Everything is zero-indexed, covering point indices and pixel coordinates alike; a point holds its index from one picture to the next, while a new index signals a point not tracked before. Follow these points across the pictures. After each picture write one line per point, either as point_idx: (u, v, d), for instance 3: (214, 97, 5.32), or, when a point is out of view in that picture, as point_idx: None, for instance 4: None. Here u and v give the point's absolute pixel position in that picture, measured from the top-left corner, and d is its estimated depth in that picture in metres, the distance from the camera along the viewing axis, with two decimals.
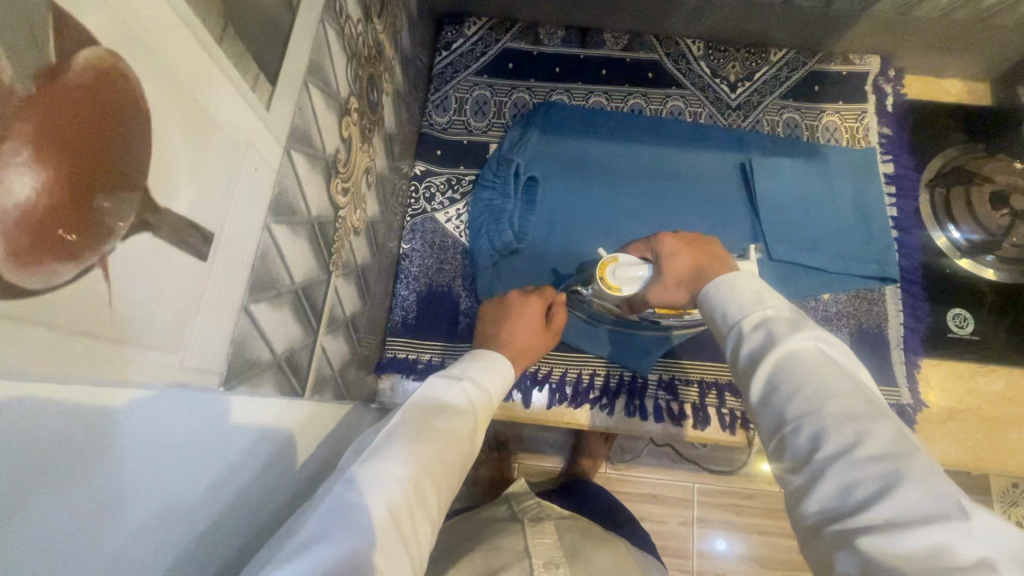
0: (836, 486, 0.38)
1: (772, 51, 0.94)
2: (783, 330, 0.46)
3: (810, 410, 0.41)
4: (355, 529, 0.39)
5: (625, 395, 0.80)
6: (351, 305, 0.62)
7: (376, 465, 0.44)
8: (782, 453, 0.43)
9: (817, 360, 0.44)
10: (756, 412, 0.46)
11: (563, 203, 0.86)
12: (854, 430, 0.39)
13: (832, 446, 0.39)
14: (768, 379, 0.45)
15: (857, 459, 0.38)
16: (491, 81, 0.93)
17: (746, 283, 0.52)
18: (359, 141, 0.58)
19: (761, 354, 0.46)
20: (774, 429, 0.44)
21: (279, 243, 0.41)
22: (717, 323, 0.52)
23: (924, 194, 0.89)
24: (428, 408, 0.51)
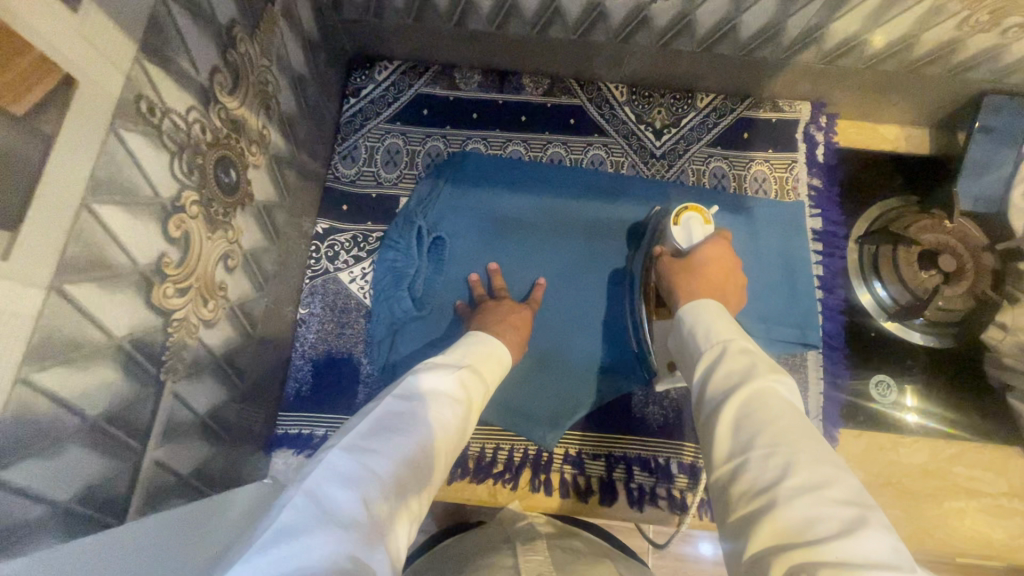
0: (799, 514, 0.36)
1: (699, 95, 0.90)
2: (763, 367, 0.46)
3: (782, 442, 0.40)
4: (344, 518, 0.38)
5: (531, 469, 0.77)
6: (208, 400, 0.58)
7: (364, 455, 0.43)
8: (743, 483, 0.40)
9: (781, 399, 0.44)
10: (718, 438, 0.44)
11: (474, 262, 0.82)
12: (826, 472, 0.38)
13: (799, 481, 0.38)
14: (737, 408, 0.44)
15: (825, 497, 0.36)
16: (403, 129, 0.88)
17: (723, 319, 0.54)
18: (206, 230, 0.53)
19: (740, 383, 0.46)
20: (732, 454, 0.42)
21: (53, 389, 0.37)
22: (692, 343, 0.54)
23: (853, 250, 0.85)
24: (423, 397, 0.52)
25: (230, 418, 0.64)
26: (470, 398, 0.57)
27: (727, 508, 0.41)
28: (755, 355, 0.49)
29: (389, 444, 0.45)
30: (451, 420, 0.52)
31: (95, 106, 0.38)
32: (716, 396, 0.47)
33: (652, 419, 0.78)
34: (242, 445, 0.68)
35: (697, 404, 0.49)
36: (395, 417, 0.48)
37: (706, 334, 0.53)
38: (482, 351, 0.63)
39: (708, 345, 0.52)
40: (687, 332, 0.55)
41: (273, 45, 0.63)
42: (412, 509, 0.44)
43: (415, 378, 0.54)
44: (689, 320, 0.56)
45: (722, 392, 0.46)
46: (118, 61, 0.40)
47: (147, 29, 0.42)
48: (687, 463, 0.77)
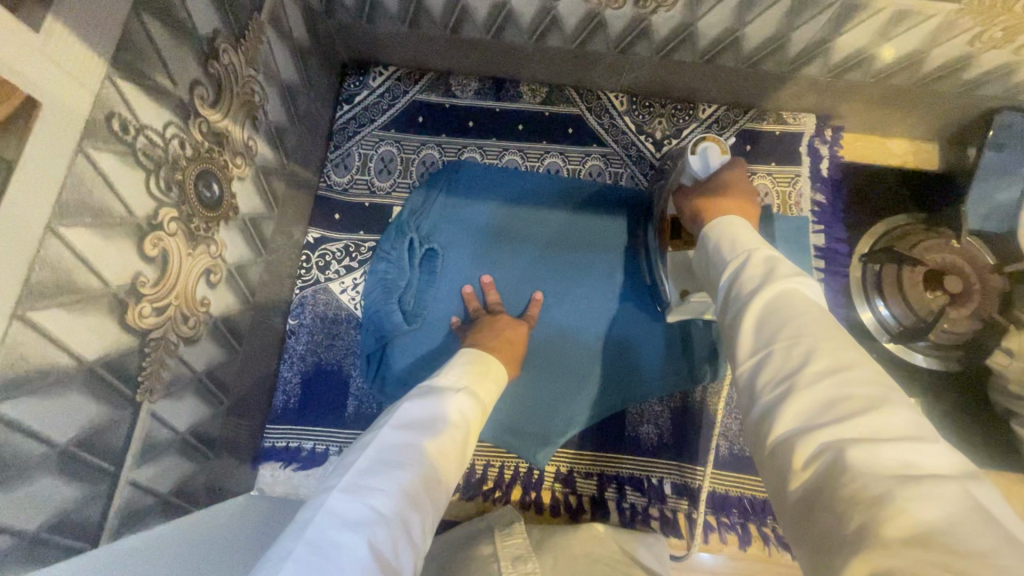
0: (821, 398, 0.34)
1: (701, 106, 0.87)
2: (787, 269, 0.44)
3: (806, 333, 0.38)
4: (348, 566, 0.36)
5: (521, 488, 0.75)
6: (189, 417, 0.57)
7: (365, 497, 0.42)
8: (767, 370, 0.38)
9: (806, 298, 0.42)
10: (740, 339, 0.41)
11: (467, 275, 0.81)
12: (849, 356, 0.35)
13: (821, 365, 0.35)
14: (762, 308, 0.42)
15: (850, 378, 0.34)
16: (397, 136, 0.86)
17: (744, 233, 0.52)
18: (186, 247, 0.52)
19: (763, 283, 0.43)
20: (754, 350, 0.40)
21: (17, 418, 0.36)
22: (715, 257, 0.52)
23: (856, 269, 0.83)
24: (422, 425, 0.50)
25: (213, 433, 0.63)
26: (471, 421, 0.55)
27: (750, 398, 0.38)
28: (783, 261, 0.45)
29: (389, 480, 0.44)
30: (452, 444, 0.51)
31: (61, 129, 0.37)
32: (740, 300, 0.44)
33: (646, 438, 0.76)
34: (226, 460, 0.67)
35: (723, 310, 0.47)
36: (394, 451, 0.47)
37: (732, 248, 0.51)
38: (479, 366, 0.62)
39: (732, 256, 0.49)
40: (713, 248, 0.53)
41: (260, 54, 0.62)
42: (419, 544, 0.43)
43: (414, 405, 0.52)
44: (717, 235, 0.54)
45: (744, 296, 0.44)
46: (86, 80, 0.39)
47: (120, 45, 0.41)
48: (682, 483, 0.75)
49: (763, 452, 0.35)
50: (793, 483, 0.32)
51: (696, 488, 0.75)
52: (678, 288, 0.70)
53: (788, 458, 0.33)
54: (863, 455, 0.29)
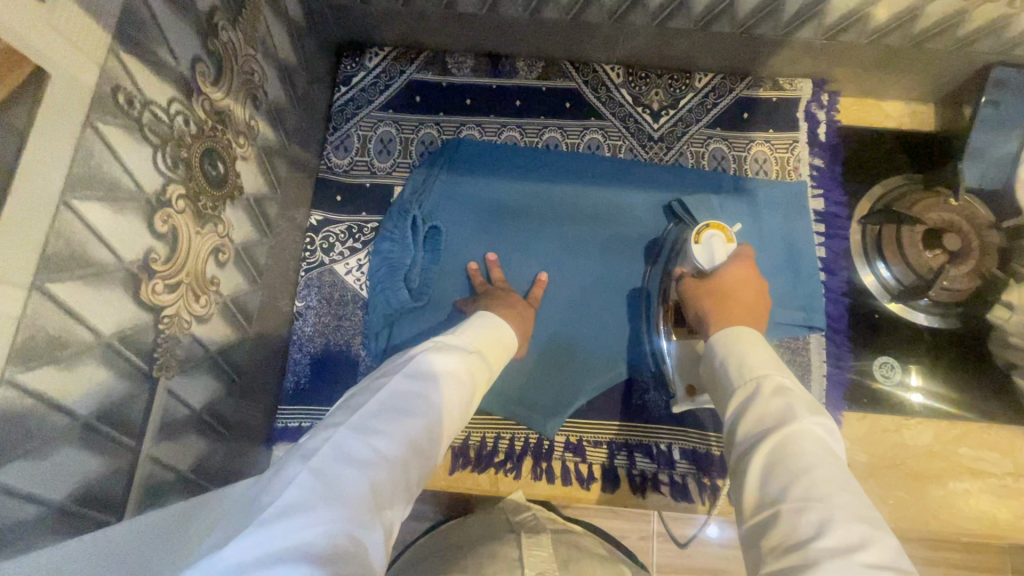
0: (833, 573, 0.34)
1: (697, 75, 0.87)
2: (799, 408, 0.46)
3: (817, 497, 0.40)
4: (349, 497, 0.38)
5: (532, 459, 0.76)
6: (204, 398, 0.58)
7: (372, 436, 0.42)
8: (773, 530, 0.40)
9: (818, 447, 0.43)
10: (750, 486, 0.44)
11: (469, 252, 0.81)
12: (861, 532, 0.37)
13: (833, 540, 0.37)
14: (773, 455, 0.44)
15: (861, 559, 0.35)
16: (395, 117, 0.86)
17: (756, 358, 0.54)
18: (194, 225, 0.52)
19: (775, 426, 0.45)
20: (764, 505, 0.42)
21: (42, 388, 0.37)
22: (726, 383, 0.54)
23: (856, 231, 0.84)
24: (433, 378, 0.51)
25: (227, 413, 0.64)
26: (477, 383, 0.56)
27: (759, 559, 0.40)
28: (791, 396, 0.48)
29: (396, 425, 0.44)
30: (457, 402, 0.52)
31: (70, 99, 0.37)
32: (750, 442, 0.46)
33: (654, 406, 0.77)
34: (239, 440, 0.67)
35: (731, 448, 0.49)
36: (404, 397, 0.47)
37: (740, 373, 0.53)
38: (489, 332, 0.62)
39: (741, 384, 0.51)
40: (721, 369, 0.55)
41: (257, 34, 0.62)
42: (412, 487, 0.44)
43: (425, 356, 0.52)
44: (725, 353, 0.56)
45: (755, 441, 0.46)
46: (91, 52, 0.39)
47: (122, 18, 0.41)
48: (691, 449, 0.76)
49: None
50: None
51: (706, 453, 0.76)
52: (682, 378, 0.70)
53: None
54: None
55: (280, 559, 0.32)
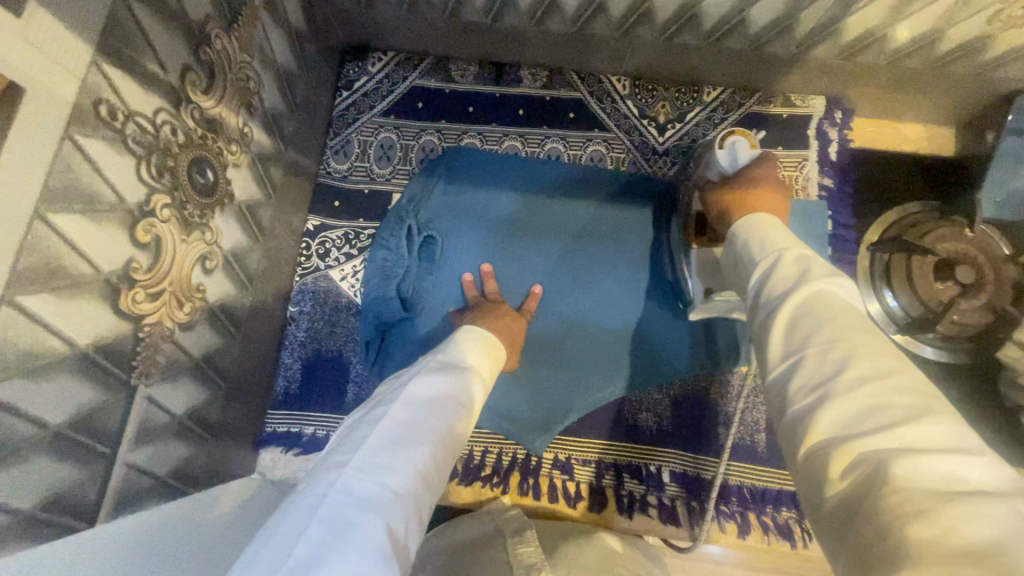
0: (858, 404, 0.32)
1: (706, 89, 0.85)
2: (819, 269, 0.43)
3: (841, 336, 0.36)
4: (364, 543, 0.36)
5: (519, 474, 0.75)
6: (188, 402, 0.58)
7: (377, 475, 0.42)
8: (796, 373, 0.37)
9: (842, 302, 0.40)
10: (771, 338, 0.40)
11: (466, 262, 0.80)
12: (889, 363, 0.34)
13: (860, 372, 0.34)
14: (796, 306, 0.40)
15: (892, 385, 0.33)
16: (397, 122, 0.86)
17: (772, 225, 0.50)
18: (179, 233, 0.52)
19: (797, 283, 0.42)
20: (783, 352, 0.39)
21: (10, 402, 0.37)
22: (745, 253, 0.51)
23: (863, 258, 0.81)
24: (431, 402, 0.50)
25: (212, 417, 0.64)
26: (475, 401, 0.56)
27: (783, 401, 0.37)
28: (815, 261, 0.44)
29: (400, 460, 0.43)
30: (458, 427, 0.51)
31: (48, 114, 0.37)
32: (771, 301, 0.43)
33: (644, 426, 0.76)
34: (224, 443, 0.68)
35: (750, 310, 0.46)
36: (402, 427, 0.47)
37: (761, 245, 0.49)
38: (484, 348, 0.61)
39: (759, 257, 0.48)
40: (740, 247, 0.52)
41: (254, 40, 0.61)
42: (423, 523, 0.44)
43: (420, 381, 0.52)
44: (744, 235, 0.52)
45: (780, 296, 0.42)
46: (71, 66, 0.38)
47: (106, 31, 0.41)
48: (682, 472, 0.74)
49: (800, 454, 0.34)
50: (828, 492, 0.31)
51: (697, 477, 0.74)
52: (702, 285, 0.67)
53: (823, 469, 0.32)
54: (906, 470, 0.28)
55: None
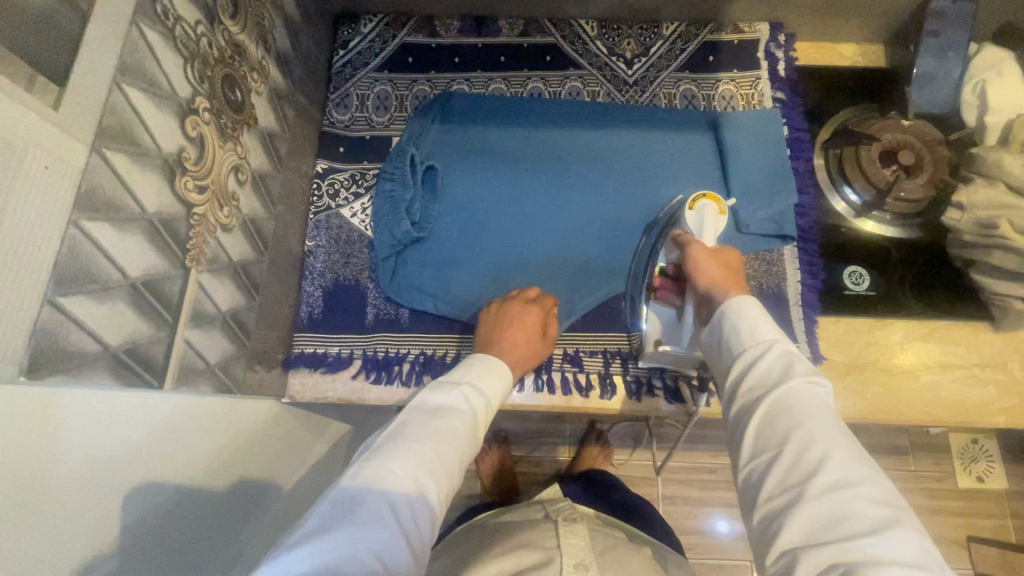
0: (832, 509, 0.45)
1: (665, 24, 0.95)
2: (801, 368, 0.55)
3: (817, 440, 0.49)
4: (367, 519, 0.48)
5: (534, 370, 0.81)
6: (230, 302, 0.64)
7: (377, 465, 0.53)
8: (761, 470, 0.50)
9: (817, 400, 0.52)
10: (750, 426, 0.53)
11: (467, 192, 0.88)
12: (857, 473, 0.47)
13: (832, 479, 0.46)
14: (780, 398, 0.52)
15: (856, 495, 0.45)
16: (391, 76, 0.94)
17: (759, 316, 0.60)
18: (217, 138, 0.59)
19: (778, 382, 0.54)
20: (767, 443, 0.51)
21: (98, 239, 0.43)
22: (732, 336, 0.60)
23: (818, 158, 0.90)
24: (430, 411, 0.61)
25: (249, 326, 0.70)
26: (479, 409, 0.64)
27: (758, 494, 0.50)
28: (797, 361, 0.56)
29: (400, 454, 0.54)
30: (460, 429, 0.60)
31: None
32: (756, 391, 0.55)
33: None
34: (258, 357, 0.72)
35: (733, 388, 0.58)
36: (405, 429, 0.58)
37: (749, 331, 0.59)
38: (485, 365, 0.69)
39: (738, 348, 0.59)
40: (729, 329, 0.61)
41: None
42: (433, 512, 0.54)
43: (426, 395, 0.63)
44: (736, 317, 0.61)
45: (748, 407, 0.54)
46: None
47: None
48: None
49: (771, 553, 0.46)
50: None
51: None
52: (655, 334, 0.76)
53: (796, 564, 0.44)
54: None
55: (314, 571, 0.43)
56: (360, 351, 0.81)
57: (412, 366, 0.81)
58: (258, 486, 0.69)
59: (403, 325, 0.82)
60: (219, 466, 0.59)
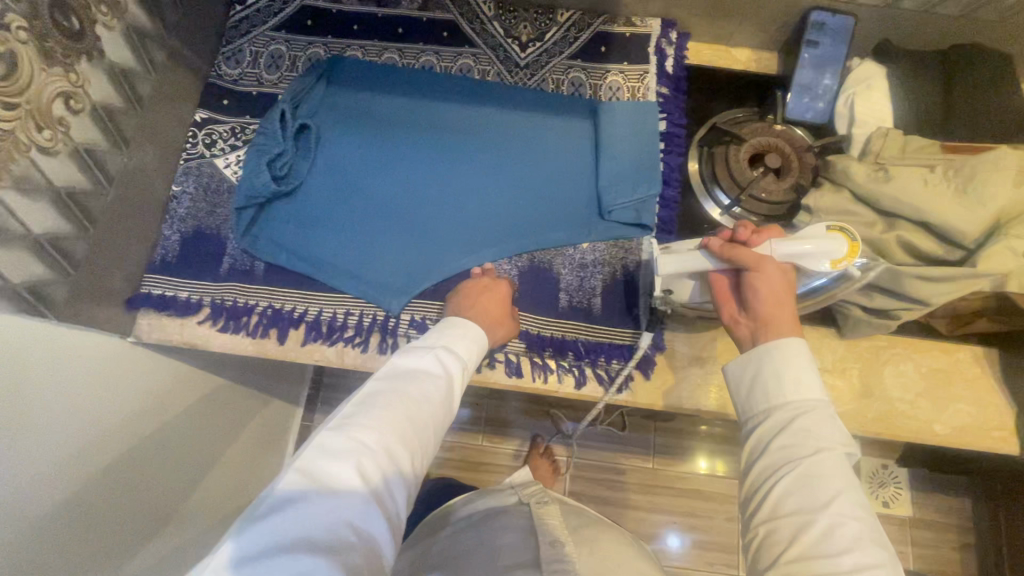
0: None
1: (560, 12, 0.97)
2: (842, 436, 0.55)
3: (852, 518, 0.50)
4: (342, 488, 0.50)
5: (379, 333, 0.81)
6: (47, 228, 0.65)
7: (348, 433, 0.54)
8: (787, 535, 0.51)
9: (847, 467, 0.54)
10: (783, 486, 0.53)
11: (343, 154, 0.89)
12: (881, 556, 0.49)
13: (860, 561, 0.48)
14: (812, 463, 0.53)
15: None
16: (287, 36, 0.95)
17: (806, 373, 0.58)
18: (40, 59, 0.60)
19: (816, 447, 0.54)
20: (800, 508, 0.52)
21: None
22: (783, 385, 0.58)
23: (692, 155, 0.90)
24: (404, 377, 0.62)
25: (78, 254, 0.70)
26: (453, 373, 0.66)
27: (780, 557, 0.51)
28: (827, 428, 0.55)
29: (374, 421, 0.56)
30: (433, 395, 0.61)
31: None
32: (798, 448, 0.54)
33: None
34: (93, 291, 0.72)
35: (773, 436, 0.57)
36: (376, 396, 0.59)
37: (794, 388, 0.58)
38: (458, 330, 0.70)
39: (778, 402, 0.58)
40: (777, 376, 0.58)
41: None
42: (408, 476, 0.56)
43: (399, 360, 0.64)
44: (776, 362, 0.59)
45: (785, 466, 0.54)
46: None
47: None
48: (523, 329, 0.82)
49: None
50: None
51: (536, 334, 0.82)
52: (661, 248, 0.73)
53: None
54: None
55: (286, 545, 0.45)
56: (209, 298, 0.82)
57: (260, 318, 0.81)
58: (124, 426, 0.73)
59: (255, 277, 0.83)
60: (53, 412, 0.61)
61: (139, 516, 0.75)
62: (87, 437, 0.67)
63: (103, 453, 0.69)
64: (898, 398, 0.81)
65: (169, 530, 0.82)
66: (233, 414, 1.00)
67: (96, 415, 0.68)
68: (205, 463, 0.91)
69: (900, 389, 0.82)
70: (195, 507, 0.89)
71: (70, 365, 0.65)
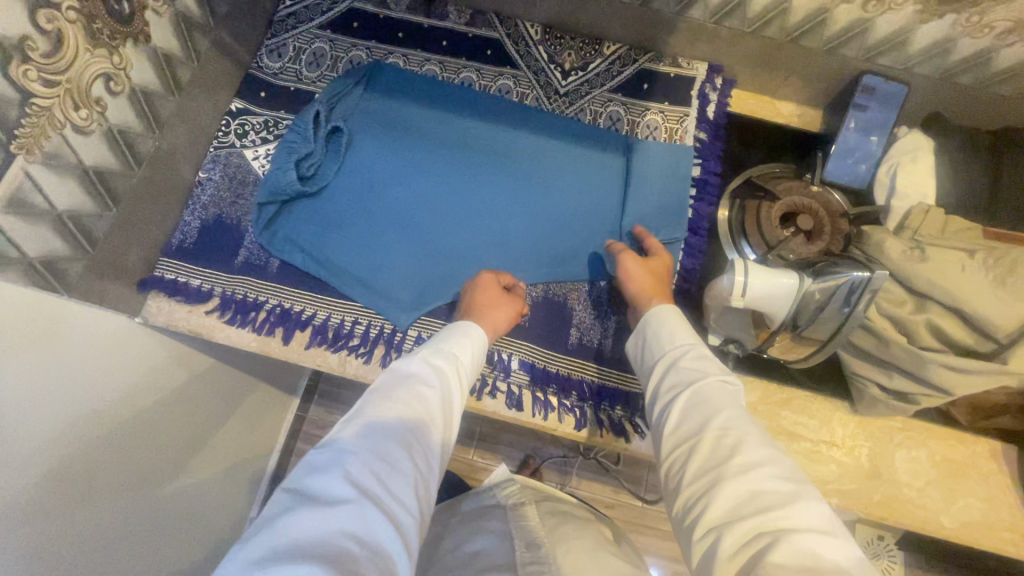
0: (744, 486, 0.47)
1: (606, 44, 0.95)
2: (717, 371, 0.60)
3: (733, 429, 0.52)
4: (333, 495, 0.46)
5: (384, 346, 0.80)
6: (71, 203, 0.66)
7: (333, 444, 0.51)
8: (678, 460, 0.53)
9: (727, 395, 0.57)
10: (670, 420, 0.57)
11: (370, 160, 0.89)
12: (767, 454, 0.50)
13: (744, 460, 0.49)
14: (688, 395, 0.57)
15: (770, 471, 0.48)
16: (332, 36, 0.95)
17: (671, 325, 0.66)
18: (85, 42, 0.64)
19: (690, 382, 0.59)
20: (686, 432, 0.55)
21: None
22: (660, 338, 0.66)
23: (724, 206, 0.88)
24: (390, 383, 0.59)
25: (99, 232, 0.71)
26: (448, 369, 0.63)
27: (680, 480, 0.52)
28: (708, 360, 0.61)
29: (358, 428, 0.53)
30: (426, 393, 0.59)
31: None
32: (675, 390, 0.59)
33: None
34: (107, 275, 0.72)
35: (659, 385, 0.62)
36: (361, 406, 0.56)
37: (667, 337, 0.66)
38: (451, 330, 0.69)
39: (665, 353, 0.65)
40: (651, 338, 0.67)
41: None
42: (413, 474, 0.52)
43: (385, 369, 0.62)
44: (652, 328, 0.68)
45: (666, 410, 0.58)
46: None
47: None
48: (529, 362, 0.80)
49: (694, 533, 0.47)
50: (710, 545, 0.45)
51: (542, 368, 0.80)
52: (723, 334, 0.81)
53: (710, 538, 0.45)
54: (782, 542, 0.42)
55: (269, 562, 0.41)
56: (220, 289, 0.81)
57: (268, 315, 0.80)
58: (125, 408, 0.71)
59: (268, 274, 0.82)
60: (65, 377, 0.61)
61: (131, 492, 0.72)
62: (73, 406, 0.62)
63: (93, 428, 0.65)
64: (906, 484, 0.78)
65: (162, 503, 0.80)
66: (230, 401, 0.98)
67: (91, 394, 0.65)
68: (195, 443, 0.87)
69: (910, 475, 0.78)
70: (187, 490, 0.86)
71: (71, 340, 0.63)
